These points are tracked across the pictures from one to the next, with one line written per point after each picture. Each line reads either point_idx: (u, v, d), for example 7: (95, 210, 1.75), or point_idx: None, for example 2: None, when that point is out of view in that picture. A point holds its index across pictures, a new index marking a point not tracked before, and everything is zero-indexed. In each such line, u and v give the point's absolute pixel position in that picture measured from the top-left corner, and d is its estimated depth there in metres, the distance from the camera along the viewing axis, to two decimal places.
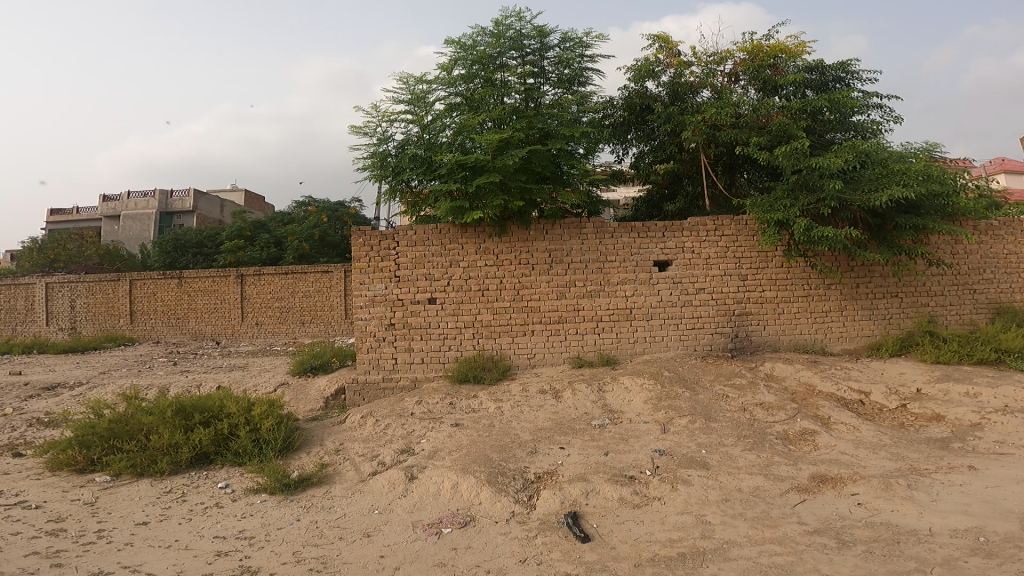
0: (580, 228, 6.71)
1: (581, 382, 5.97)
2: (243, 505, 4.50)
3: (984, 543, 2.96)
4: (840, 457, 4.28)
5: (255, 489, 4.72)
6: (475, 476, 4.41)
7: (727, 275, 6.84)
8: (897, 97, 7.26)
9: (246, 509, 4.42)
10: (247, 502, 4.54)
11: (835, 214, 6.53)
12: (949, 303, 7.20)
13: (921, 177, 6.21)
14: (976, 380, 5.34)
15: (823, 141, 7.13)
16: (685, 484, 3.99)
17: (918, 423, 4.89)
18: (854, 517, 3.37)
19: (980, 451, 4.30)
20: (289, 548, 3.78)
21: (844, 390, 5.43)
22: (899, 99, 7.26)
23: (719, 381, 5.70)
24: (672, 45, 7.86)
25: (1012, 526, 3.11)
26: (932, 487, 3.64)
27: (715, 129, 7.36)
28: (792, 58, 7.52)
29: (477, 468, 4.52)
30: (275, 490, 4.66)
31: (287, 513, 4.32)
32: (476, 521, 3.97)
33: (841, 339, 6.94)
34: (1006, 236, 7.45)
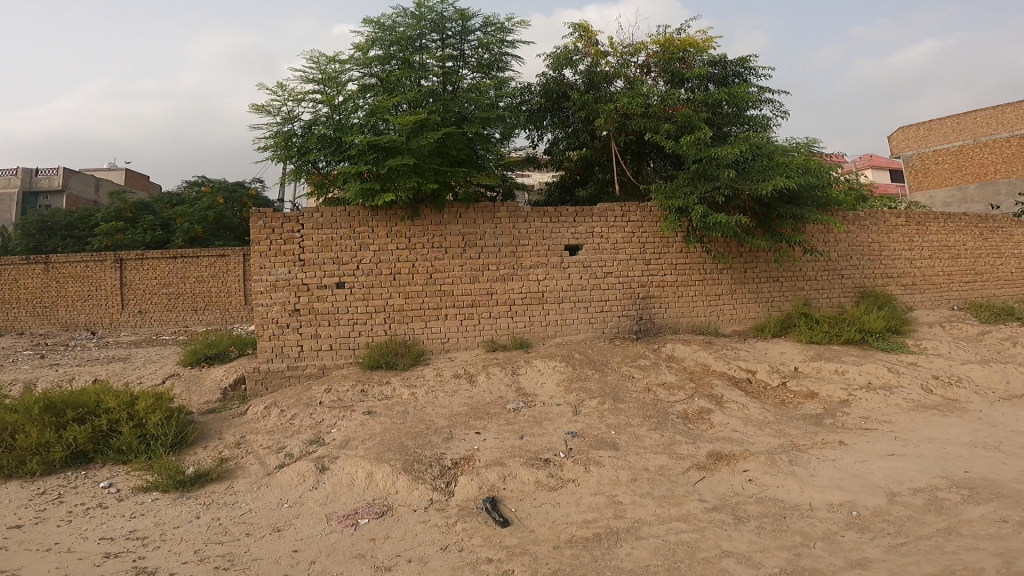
0: (493, 212, 6.76)
1: (495, 366, 6.09)
2: (132, 505, 4.20)
3: (857, 517, 3.36)
4: (733, 434, 4.69)
5: (144, 487, 4.42)
6: (390, 464, 4.39)
7: (632, 260, 7.19)
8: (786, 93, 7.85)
9: (136, 508, 4.13)
10: (136, 501, 4.24)
11: (728, 203, 7.03)
12: (821, 287, 8.02)
13: (802, 170, 6.81)
14: (843, 360, 6.03)
15: (721, 133, 7.60)
16: (597, 465, 4.22)
17: (796, 400, 5.46)
18: (747, 494, 3.73)
19: (849, 426, 4.88)
20: (190, 546, 3.60)
21: (734, 369, 5.93)
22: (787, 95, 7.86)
23: (625, 362, 6.03)
24: (591, 34, 8.02)
25: (880, 499, 3.54)
26: (810, 463, 4.09)
27: (625, 118, 7.63)
28: (699, 53, 7.91)
29: (392, 457, 4.51)
30: (169, 487, 4.39)
31: (185, 511, 4.09)
32: (394, 511, 3.97)
33: (732, 321, 7.54)
34: (868, 227, 8.43)
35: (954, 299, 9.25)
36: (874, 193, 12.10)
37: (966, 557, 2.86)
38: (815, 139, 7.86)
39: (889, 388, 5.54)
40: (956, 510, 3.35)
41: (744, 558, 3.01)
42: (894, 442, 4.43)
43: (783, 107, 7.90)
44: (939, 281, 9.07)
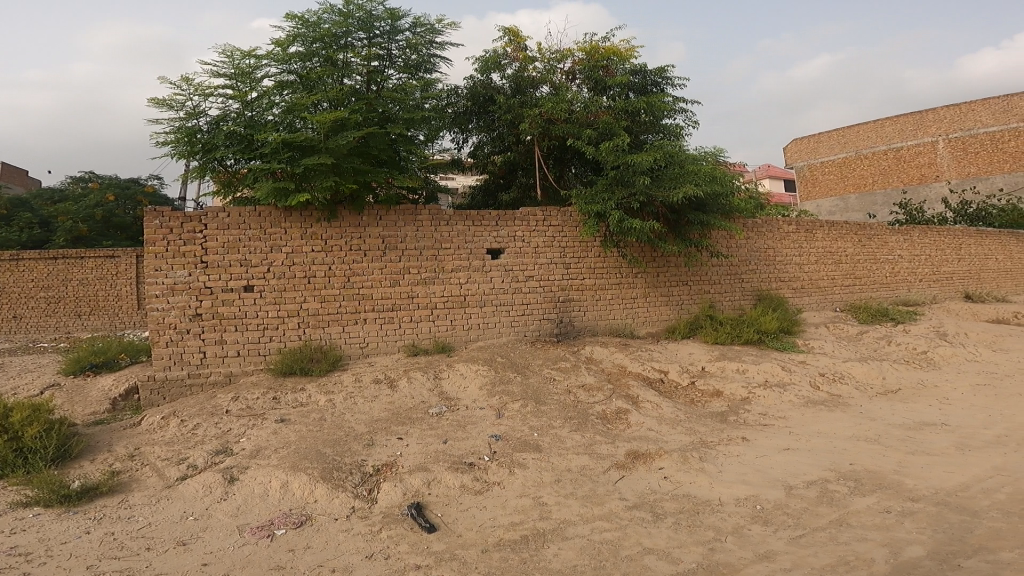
0: (415, 214, 6.70)
1: (417, 370, 6.05)
2: (9, 522, 3.82)
3: (761, 510, 3.62)
4: (648, 433, 4.96)
5: (23, 504, 4.03)
6: (308, 473, 4.25)
7: (552, 265, 7.39)
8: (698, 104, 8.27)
9: (15, 526, 3.76)
10: (13, 519, 3.86)
11: (643, 209, 7.38)
12: (724, 290, 8.62)
13: (709, 178, 7.27)
14: (744, 359, 6.54)
15: (638, 141, 7.87)
16: (521, 467, 4.32)
17: (704, 398, 5.85)
18: (663, 491, 3.96)
19: (750, 422, 5.30)
20: (81, 563, 3.35)
21: (648, 370, 6.26)
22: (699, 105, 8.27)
23: (546, 365, 6.20)
24: (520, 39, 8.13)
25: (779, 492, 3.82)
26: (718, 459, 4.41)
27: (550, 123, 7.77)
28: (622, 62, 8.19)
29: (309, 465, 4.36)
30: (52, 503, 4.03)
31: (73, 526, 3.77)
32: (314, 520, 3.87)
33: (646, 323, 7.94)
34: (765, 233, 9.15)
35: (838, 300, 10.24)
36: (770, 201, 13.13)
37: (858, 547, 3.11)
38: (722, 148, 8.39)
39: (783, 385, 6.07)
40: (845, 501, 3.63)
41: (663, 554, 3.20)
42: (789, 438, 4.83)
43: (695, 118, 8.26)
44: (825, 284, 10.01)
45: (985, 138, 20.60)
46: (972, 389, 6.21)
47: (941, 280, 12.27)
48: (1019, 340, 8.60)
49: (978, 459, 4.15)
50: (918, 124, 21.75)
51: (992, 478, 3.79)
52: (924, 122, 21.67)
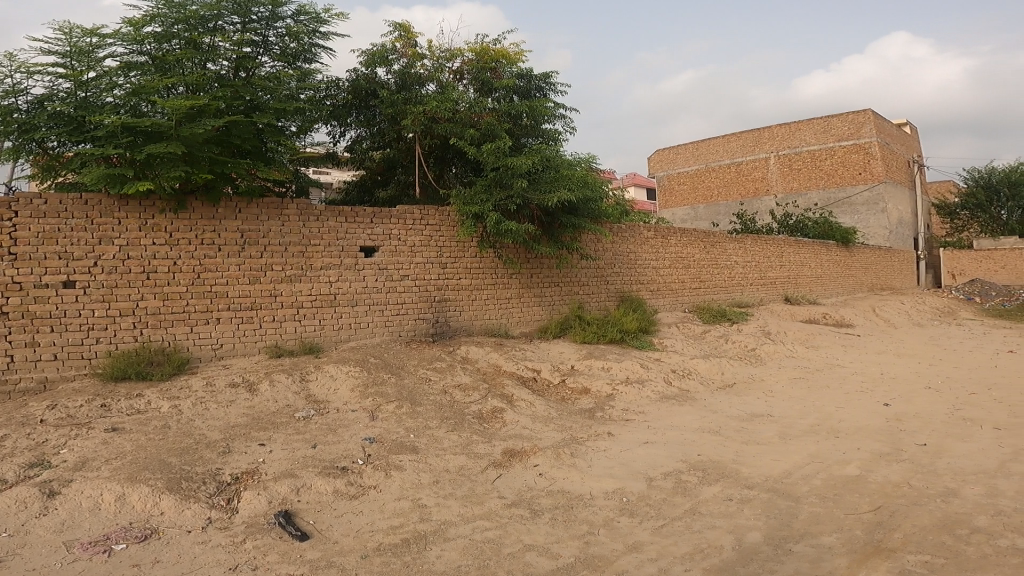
0: (280, 209, 6.34)
1: (280, 373, 5.73)
2: None
3: (627, 502, 3.87)
4: (522, 431, 5.16)
5: None
6: (149, 485, 3.80)
7: (429, 264, 7.39)
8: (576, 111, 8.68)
9: None
10: None
11: (520, 211, 7.61)
12: (592, 291, 9.19)
13: (581, 183, 7.67)
14: (608, 358, 7.05)
15: (519, 143, 8.07)
16: (398, 470, 4.29)
17: (573, 396, 6.21)
18: (539, 487, 4.15)
19: (614, 417, 5.72)
20: None
21: (522, 369, 6.51)
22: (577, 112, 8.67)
23: (422, 365, 6.19)
24: (411, 35, 8.01)
25: (642, 484, 4.13)
26: (588, 454, 4.71)
27: (433, 121, 7.72)
28: (509, 65, 8.35)
29: (150, 475, 3.90)
30: None
31: None
32: (161, 533, 3.49)
33: (520, 323, 8.23)
34: (627, 238, 9.90)
35: (687, 302, 11.37)
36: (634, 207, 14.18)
37: (709, 534, 3.37)
38: (595, 155, 8.85)
39: (641, 381, 6.64)
40: (697, 490, 4.00)
41: (542, 548, 3.33)
42: (648, 432, 5.29)
43: (571, 124, 8.55)
44: (676, 287, 11.07)
45: (806, 155, 24.26)
46: (790, 382, 7.23)
47: (768, 283, 14.11)
48: (825, 338, 10.17)
49: (798, 446, 4.82)
50: (756, 141, 25.34)
51: (810, 463, 4.41)
52: (761, 139, 25.24)
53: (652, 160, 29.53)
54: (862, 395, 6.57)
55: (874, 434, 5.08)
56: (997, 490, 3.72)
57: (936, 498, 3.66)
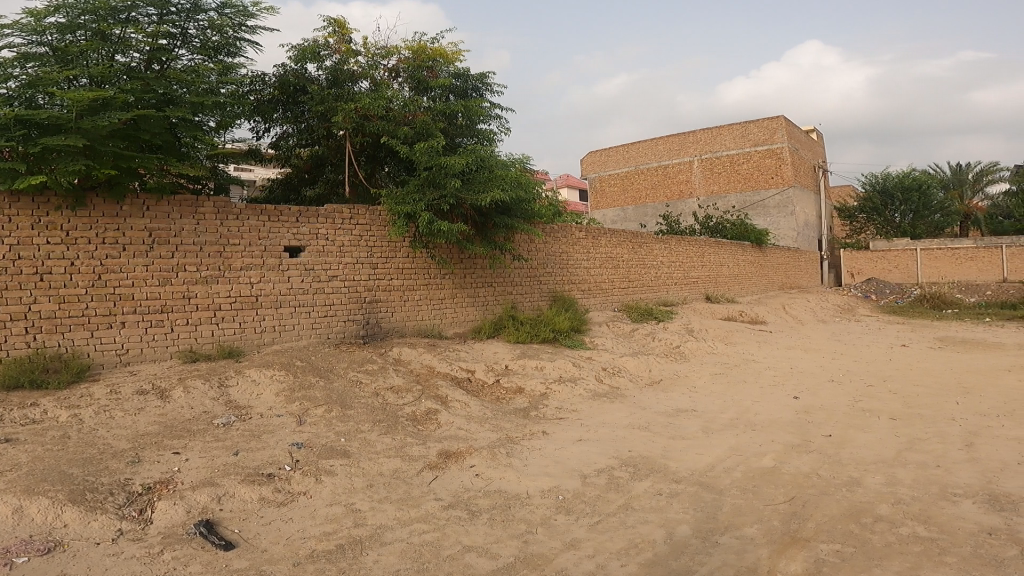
0: (195, 207, 6.01)
1: (195, 379, 5.41)
2: None
3: (563, 500, 3.95)
4: (457, 432, 5.17)
5: None
6: (50, 496, 3.49)
7: (359, 264, 7.23)
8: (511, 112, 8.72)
9: None
10: None
11: (452, 211, 7.56)
12: (525, 291, 9.31)
13: (514, 184, 7.69)
14: (541, 358, 7.18)
15: (453, 143, 8.03)
16: (329, 475, 4.19)
17: (507, 395, 6.27)
18: (476, 488, 4.16)
19: (547, 416, 5.83)
20: None
21: (456, 370, 6.52)
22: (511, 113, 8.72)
23: (352, 368, 6.06)
24: (345, 31, 7.82)
25: (576, 481, 4.24)
26: (523, 453, 4.78)
27: (365, 118, 7.59)
28: (446, 64, 8.28)
29: (49, 487, 3.58)
30: None
31: None
32: (66, 545, 3.22)
33: (454, 324, 8.21)
34: (559, 239, 10.12)
35: (616, 301, 11.72)
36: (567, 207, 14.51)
37: (642, 529, 3.49)
38: (529, 156, 8.94)
39: (574, 380, 6.80)
40: (629, 486, 4.14)
41: (482, 549, 3.35)
42: (581, 429, 5.43)
43: (505, 125, 8.60)
44: (607, 286, 11.41)
45: (726, 160, 25.70)
46: (712, 378, 7.64)
47: (691, 282, 14.80)
48: (742, 335, 10.79)
49: (720, 440, 5.10)
50: (681, 145, 26.82)
51: (731, 456, 4.68)
52: (687, 143, 26.71)
53: (584, 160, 30.75)
54: (776, 389, 7.04)
55: (787, 427, 5.45)
56: (894, 477, 4.05)
57: (842, 486, 3.94)
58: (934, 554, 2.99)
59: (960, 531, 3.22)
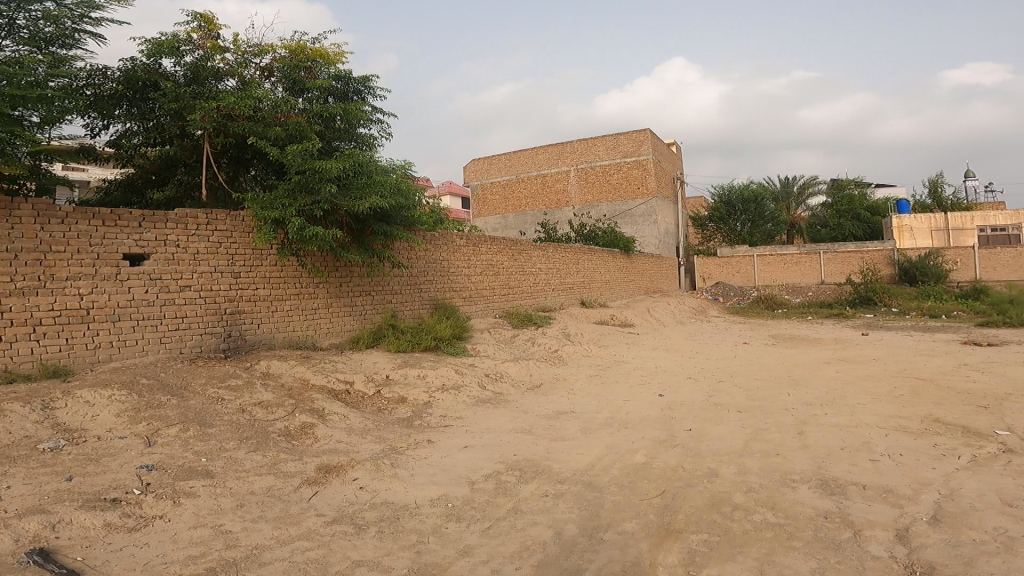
0: (9, 210, 5.22)
1: (12, 402, 4.64)
2: None
3: (453, 508, 3.96)
4: (338, 445, 4.97)
5: None
6: None
7: (216, 273, 6.69)
8: (392, 116, 8.55)
9: None
10: None
11: (326, 217, 7.23)
12: (405, 299, 9.21)
13: (393, 191, 7.55)
14: (423, 366, 7.12)
15: (330, 147, 7.73)
16: (189, 497, 3.83)
17: (390, 406, 6.15)
18: (361, 501, 4.02)
19: (432, 425, 5.79)
20: None
21: (333, 382, 6.27)
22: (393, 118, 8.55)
23: (211, 384, 5.58)
24: (213, 27, 7.28)
25: (465, 488, 4.26)
26: (409, 463, 4.71)
27: (228, 119, 7.09)
28: (327, 65, 7.93)
29: None
30: None
31: None
32: None
33: (328, 334, 7.89)
34: (441, 246, 10.22)
35: (497, 307, 11.96)
36: (449, 215, 14.64)
37: (532, 531, 3.59)
38: (411, 162, 8.84)
39: (457, 387, 6.83)
40: (516, 490, 4.24)
41: (373, 563, 3.24)
42: (466, 436, 5.47)
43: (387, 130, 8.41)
44: (487, 293, 11.61)
45: (599, 170, 27.41)
46: (587, 380, 8.06)
47: (567, 288, 15.50)
48: (613, 338, 11.50)
49: (597, 439, 5.40)
50: (559, 155, 28.31)
51: (608, 454, 4.97)
52: (564, 153, 28.24)
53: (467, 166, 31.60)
54: (644, 388, 7.59)
55: (655, 424, 5.90)
56: (745, 467, 4.53)
57: (705, 478, 4.34)
58: (785, 538, 3.29)
59: (802, 515, 3.58)
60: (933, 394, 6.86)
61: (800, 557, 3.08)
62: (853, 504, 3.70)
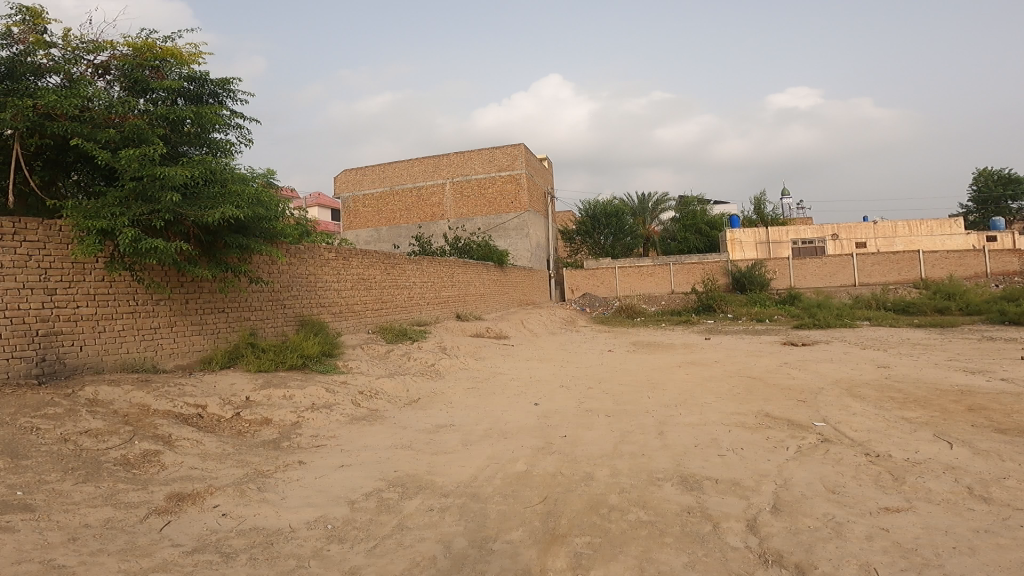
0: None
1: None
2: None
3: (333, 529, 3.71)
4: (192, 472, 4.48)
5: None
6: None
7: (24, 289, 5.69)
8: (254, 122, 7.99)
9: None
10: None
11: (168, 228, 6.57)
12: (265, 316, 8.63)
13: (250, 201, 7.06)
14: (290, 385, 6.67)
15: (176, 152, 7.06)
16: (4, 532, 3.21)
17: (252, 428, 5.69)
18: (225, 528, 3.63)
19: (302, 445, 5.44)
20: None
21: (180, 407, 5.69)
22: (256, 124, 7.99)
23: (22, 414, 4.73)
24: (40, 21, 6.40)
25: (344, 508, 4.04)
26: (278, 486, 4.37)
27: (47, 118, 6.14)
28: (178, 66, 7.27)
29: None
30: None
31: None
32: None
33: (173, 355, 7.11)
34: (308, 260, 9.78)
35: (370, 322, 11.61)
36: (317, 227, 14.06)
37: (420, 546, 3.48)
38: (275, 171, 8.35)
39: (328, 406, 6.50)
40: (399, 506, 4.10)
41: None
42: (341, 455, 5.21)
43: (247, 136, 7.88)
44: (359, 308, 11.22)
45: (475, 184, 27.79)
46: (465, 392, 8.07)
47: (443, 302, 15.48)
48: (488, 350, 11.65)
49: (478, 451, 5.43)
50: (435, 168, 28.34)
51: (489, 465, 5.01)
52: (440, 166, 28.30)
53: (338, 176, 30.53)
54: (520, 397, 7.78)
55: (532, 432, 6.06)
56: (617, 469, 4.80)
57: (581, 482, 4.53)
58: (658, 536, 3.51)
59: (670, 512, 3.86)
60: (765, 391, 7.80)
61: (673, 552, 3.30)
62: (710, 498, 4.06)
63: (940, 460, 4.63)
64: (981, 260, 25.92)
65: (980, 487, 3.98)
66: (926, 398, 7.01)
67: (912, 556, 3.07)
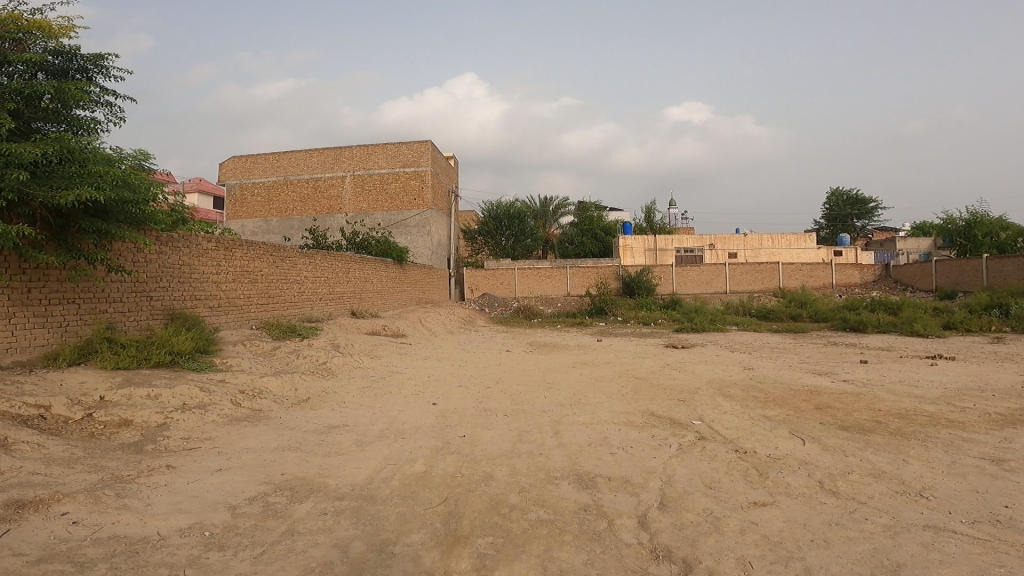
0: None
1: None
2: None
3: (211, 536, 3.45)
4: (34, 478, 3.93)
5: None
6: None
7: None
8: (129, 100, 7.12)
9: None
10: None
11: (11, 208, 5.77)
12: (127, 310, 7.81)
13: (115, 182, 6.32)
14: (155, 385, 6.12)
15: (29, 129, 6.22)
16: None
17: (108, 431, 5.15)
18: (78, 537, 3.24)
19: (171, 448, 5.00)
20: None
21: (19, 408, 5.03)
22: (130, 101, 7.13)
23: None
24: None
25: (224, 514, 3.76)
26: (142, 492, 3.98)
27: None
28: (45, 39, 6.43)
29: None
30: None
31: None
32: None
33: (9, 350, 6.17)
34: (182, 249, 9.05)
35: (253, 318, 10.91)
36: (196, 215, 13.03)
37: (315, 552, 3.34)
38: (149, 153, 7.59)
39: (203, 407, 6.03)
40: (288, 511, 3.90)
41: None
42: (219, 458, 4.85)
43: (120, 115, 7.08)
44: (240, 302, 10.51)
45: (376, 178, 27.09)
46: (359, 392, 7.82)
47: (336, 298, 14.89)
48: (385, 349, 11.38)
49: (373, 451, 5.29)
50: (335, 161, 27.34)
51: (385, 467, 4.90)
52: (341, 158, 27.34)
53: (226, 161, 28.55)
54: (416, 398, 7.68)
55: (429, 432, 6.00)
56: (515, 468, 4.88)
57: (481, 482, 4.56)
58: (557, 534, 3.63)
59: (567, 510, 3.99)
60: (649, 391, 8.30)
61: (572, 550, 3.42)
62: (603, 496, 4.25)
63: (796, 455, 5.18)
64: (829, 272, 29.27)
65: (830, 481, 4.49)
66: (783, 397, 7.82)
67: (779, 549, 3.39)
